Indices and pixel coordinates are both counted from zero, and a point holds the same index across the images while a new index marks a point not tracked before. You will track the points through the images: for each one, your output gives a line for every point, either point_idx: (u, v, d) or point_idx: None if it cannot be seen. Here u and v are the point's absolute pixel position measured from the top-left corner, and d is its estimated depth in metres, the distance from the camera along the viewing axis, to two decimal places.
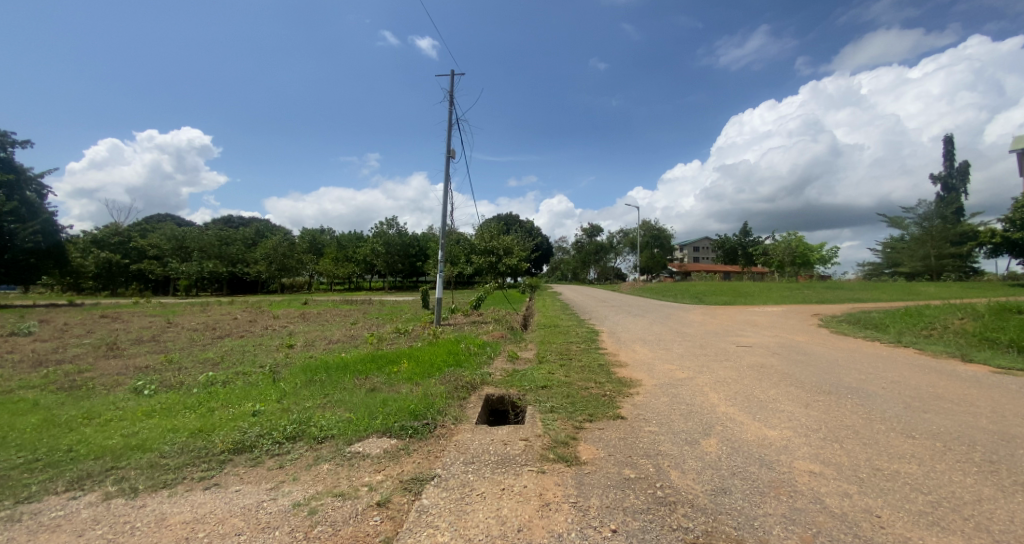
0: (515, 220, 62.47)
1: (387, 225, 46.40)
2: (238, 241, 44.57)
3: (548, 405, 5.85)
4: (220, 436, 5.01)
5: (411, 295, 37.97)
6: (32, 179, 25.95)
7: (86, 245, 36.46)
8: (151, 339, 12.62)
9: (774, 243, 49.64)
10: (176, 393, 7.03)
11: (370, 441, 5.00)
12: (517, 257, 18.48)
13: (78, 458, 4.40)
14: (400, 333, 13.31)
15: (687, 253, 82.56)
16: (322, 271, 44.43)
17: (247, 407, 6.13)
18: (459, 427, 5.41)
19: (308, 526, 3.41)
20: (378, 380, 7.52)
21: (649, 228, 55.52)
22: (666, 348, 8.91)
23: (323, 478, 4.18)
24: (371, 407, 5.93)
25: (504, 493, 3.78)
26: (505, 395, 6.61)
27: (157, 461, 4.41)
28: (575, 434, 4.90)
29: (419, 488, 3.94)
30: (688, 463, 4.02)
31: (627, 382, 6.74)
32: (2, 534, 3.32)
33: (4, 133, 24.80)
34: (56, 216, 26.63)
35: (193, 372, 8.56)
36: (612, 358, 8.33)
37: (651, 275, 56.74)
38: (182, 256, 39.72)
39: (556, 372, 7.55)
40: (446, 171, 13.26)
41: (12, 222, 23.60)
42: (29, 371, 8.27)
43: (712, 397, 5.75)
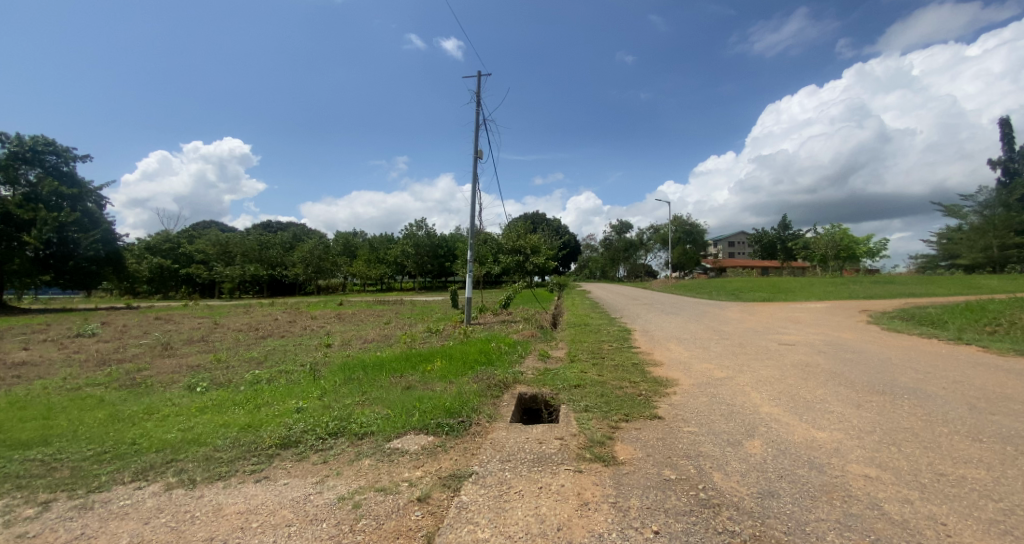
0: (543, 220, 62.20)
1: (417, 226, 47.11)
2: (278, 245, 46.33)
3: (582, 405, 5.80)
4: (268, 431, 5.22)
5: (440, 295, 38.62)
6: (93, 192, 27.62)
7: (140, 251, 39.32)
8: (201, 339, 13.29)
9: (816, 236, 47.62)
10: (225, 390, 7.37)
11: (408, 437, 5.09)
12: (545, 256, 18.35)
13: (141, 451, 4.67)
14: (432, 333, 13.47)
15: (722, 248, 80.26)
16: (355, 273, 45.59)
17: (290, 404, 6.37)
18: (494, 425, 5.43)
19: (352, 520, 3.50)
20: (413, 379, 7.65)
21: (681, 224, 54.18)
22: (703, 347, 8.69)
23: (365, 473, 4.28)
24: (408, 405, 6.04)
25: (543, 491, 3.77)
26: (537, 394, 6.59)
27: (211, 454, 4.63)
28: (611, 434, 4.84)
29: (458, 484, 3.99)
30: (732, 465, 3.91)
31: (663, 381, 6.60)
32: (76, 520, 3.52)
33: (67, 148, 26.51)
34: (113, 225, 28.08)
35: (239, 370, 8.95)
36: (647, 357, 8.16)
37: (684, 271, 55.51)
38: (226, 261, 41.63)
39: (588, 371, 7.48)
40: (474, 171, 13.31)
41: (75, 231, 25.68)
42: (90, 369, 8.85)
43: (754, 398, 5.56)
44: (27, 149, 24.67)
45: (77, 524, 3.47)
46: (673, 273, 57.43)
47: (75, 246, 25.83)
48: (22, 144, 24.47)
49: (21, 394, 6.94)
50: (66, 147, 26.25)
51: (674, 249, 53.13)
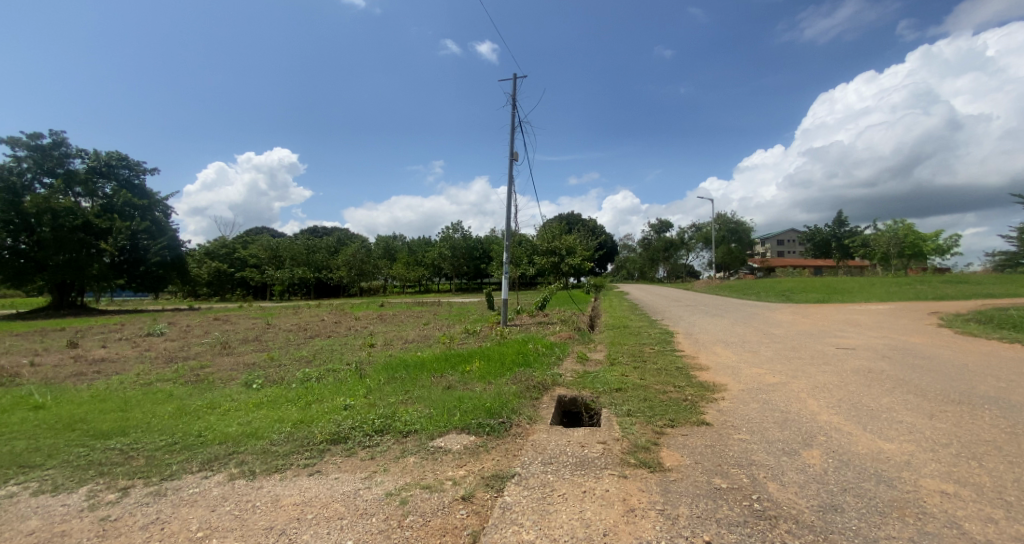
0: (579, 220, 61.65)
1: (453, 229, 47.76)
2: (323, 249, 48.00)
3: (625, 409, 5.70)
4: (319, 427, 5.42)
5: (473, 296, 40.70)
6: (160, 202, 29.64)
7: (201, 256, 42.07)
8: (256, 339, 13.95)
9: (875, 233, 44.79)
10: (279, 387, 7.71)
11: (451, 437, 5.15)
12: (581, 257, 18.07)
13: (206, 443, 4.96)
14: (469, 334, 13.59)
15: (770, 247, 76.94)
16: (395, 275, 46.65)
17: (339, 401, 6.60)
18: (535, 427, 5.41)
19: (400, 516, 3.58)
20: (453, 379, 7.75)
21: (724, 222, 52.28)
22: (752, 351, 8.35)
23: (411, 470, 4.37)
24: (450, 404, 6.12)
25: (587, 495, 3.73)
26: (577, 397, 6.52)
27: (268, 448, 4.86)
28: (656, 439, 4.73)
29: (501, 485, 4.00)
30: (788, 475, 3.73)
31: (709, 386, 6.39)
32: (152, 505, 3.76)
33: (139, 162, 28.55)
34: (178, 233, 29.97)
35: (291, 368, 9.35)
36: (691, 361, 7.92)
37: (729, 271, 53.54)
38: (277, 264, 43.56)
39: (629, 374, 7.33)
40: (510, 173, 13.32)
41: (144, 240, 27.53)
42: (160, 366, 9.49)
43: (811, 405, 5.29)
44: (103, 163, 26.77)
45: (152, 509, 3.70)
46: (718, 274, 55.48)
47: (145, 252, 27.72)
48: (98, 160, 26.57)
49: (101, 387, 7.52)
50: (137, 161, 28.29)
51: (717, 247, 51.33)
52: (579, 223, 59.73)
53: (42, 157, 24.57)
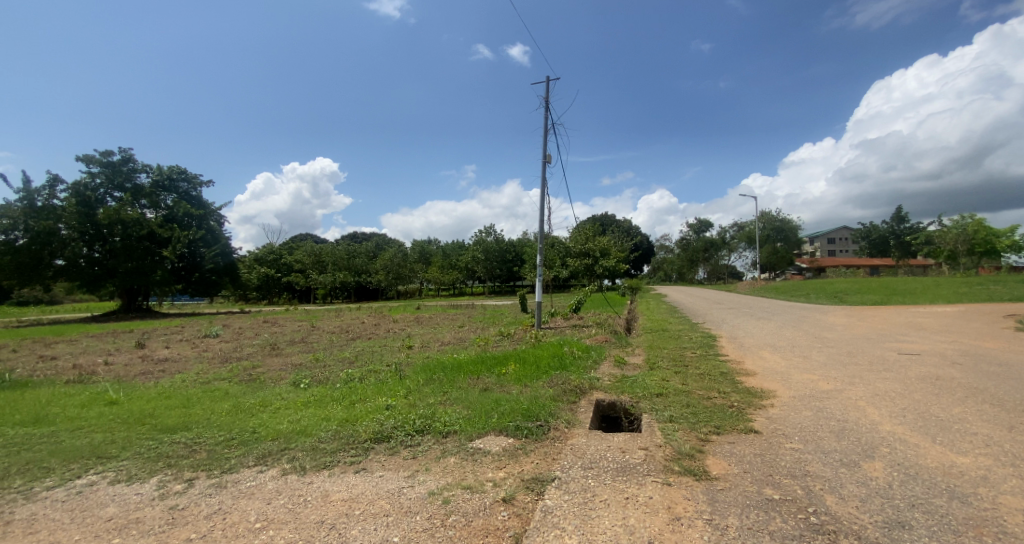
0: (614, 221, 60.81)
1: (486, 232, 48.11)
2: (364, 255, 48.83)
3: (667, 414, 5.58)
4: (363, 426, 5.58)
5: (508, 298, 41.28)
6: (214, 213, 31.26)
7: (250, 262, 44.11)
8: (301, 341, 14.52)
9: (940, 230, 41.80)
10: (324, 387, 7.99)
11: (490, 438, 5.19)
12: (616, 258, 17.76)
13: (261, 439, 5.20)
14: (504, 336, 13.66)
15: (819, 246, 73.55)
16: (431, 278, 47.49)
17: (382, 401, 6.75)
18: (574, 431, 5.38)
19: (443, 515, 3.63)
20: (489, 381, 7.81)
21: (769, 220, 50.21)
22: (803, 356, 8.00)
23: (452, 470, 4.43)
24: (487, 406, 6.16)
25: (629, 502, 3.66)
26: (616, 401, 6.43)
27: (317, 445, 5.04)
28: (701, 447, 4.60)
29: (542, 488, 3.99)
30: (849, 488, 3.55)
31: (757, 392, 6.16)
32: (214, 496, 3.97)
33: (196, 175, 30.23)
34: (230, 241, 31.48)
35: (334, 369, 9.64)
36: (736, 366, 7.65)
37: (774, 271, 51.40)
38: (320, 269, 45.13)
39: (670, 379, 7.16)
40: (543, 176, 13.27)
41: (200, 248, 29.07)
42: (216, 366, 10.02)
43: (871, 414, 5.01)
44: (166, 177, 28.48)
45: (214, 500, 3.90)
46: (762, 274, 53.37)
47: (201, 260, 29.28)
48: (161, 173, 28.29)
49: (165, 385, 8.00)
50: (195, 174, 29.93)
51: (762, 247, 49.28)
52: (614, 224, 59.01)
53: (113, 173, 26.39)
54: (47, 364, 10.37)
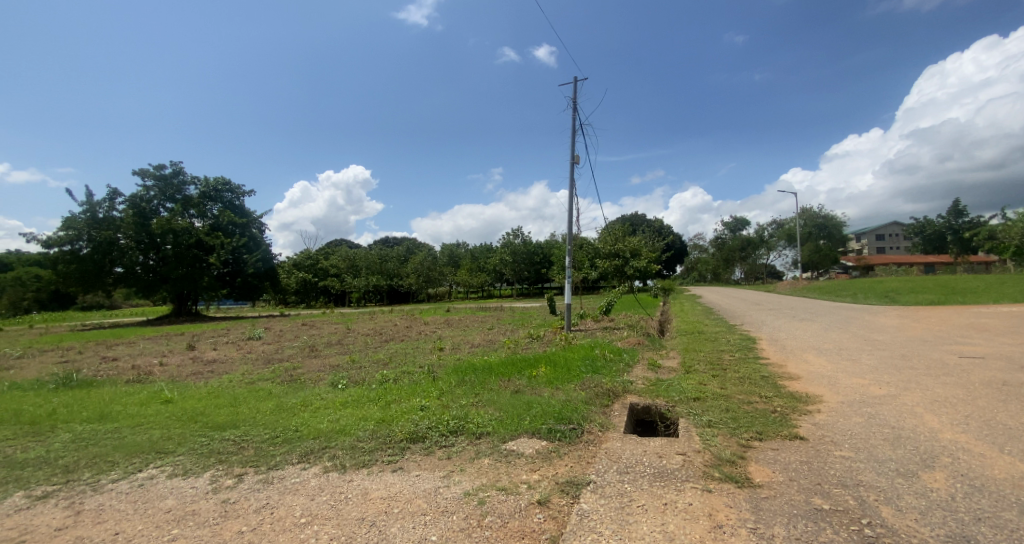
0: (644, 221, 59.85)
1: (513, 235, 48.07)
2: (395, 258, 49.96)
3: (705, 419, 5.44)
4: (398, 426, 5.68)
5: (539, 300, 41.24)
6: (256, 221, 32.48)
7: (289, 267, 45.69)
8: (339, 342, 14.97)
9: (1004, 224, 39.05)
10: (360, 387, 8.19)
11: (523, 440, 5.19)
12: (646, 259, 17.44)
13: (303, 437, 5.37)
14: (534, 339, 13.62)
15: (868, 243, 70.29)
16: (459, 281, 47.93)
17: (416, 402, 6.85)
18: (607, 434, 5.32)
19: (479, 515, 3.66)
20: (521, 383, 7.82)
21: (810, 217, 48.36)
22: (852, 359, 7.63)
23: (486, 471, 4.45)
24: (519, 409, 6.16)
25: (668, 508, 3.60)
26: (651, 405, 6.29)
27: (356, 444, 5.17)
28: (742, 453, 4.47)
29: (577, 491, 3.96)
30: (905, 499, 3.37)
31: (801, 397, 5.92)
32: (262, 491, 4.12)
33: (240, 186, 31.51)
34: (271, 247, 32.61)
35: (370, 370, 9.87)
36: (778, 369, 7.38)
37: (817, 271, 49.39)
38: (354, 273, 46.31)
39: (708, 383, 6.98)
40: (571, 177, 13.17)
41: (242, 254, 30.16)
42: (260, 366, 10.44)
43: (930, 421, 4.74)
44: (212, 188, 29.79)
45: (262, 495, 4.05)
46: (804, 274, 51.38)
47: (244, 265, 30.38)
48: (208, 185, 29.61)
49: (214, 385, 8.38)
50: (238, 185, 31.21)
51: (804, 246, 47.45)
52: (644, 224, 58.12)
53: (165, 186, 27.83)
54: (109, 365, 11.08)
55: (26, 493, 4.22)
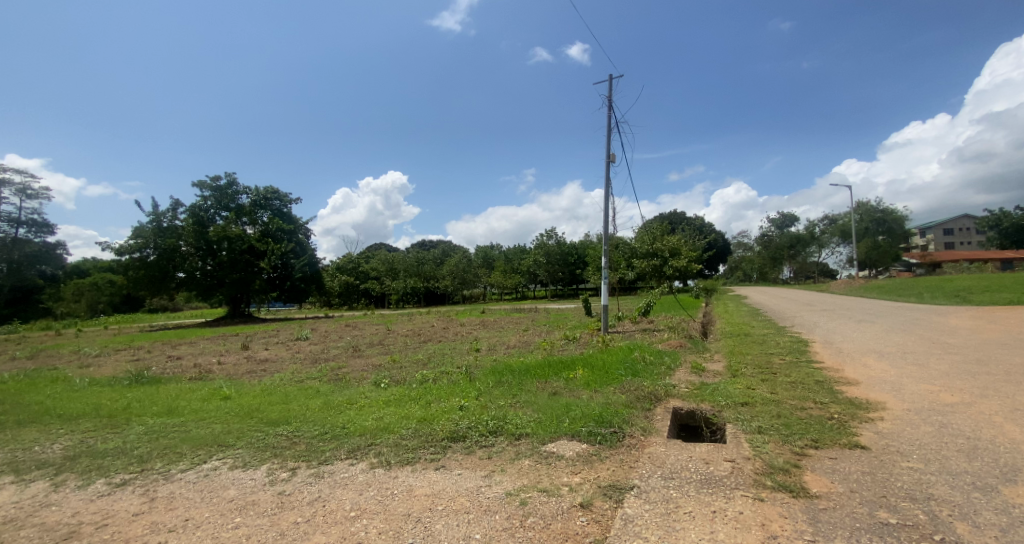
0: (684, 219, 58.12)
1: (547, 235, 47.60)
2: (431, 261, 50.96)
3: (754, 425, 5.24)
4: (439, 425, 5.76)
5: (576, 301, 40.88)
6: (302, 227, 33.64)
7: (333, 271, 47.42)
8: (381, 342, 15.40)
9: None
10: (401, 387, 8.36)
11: (563, 442, 5.15)
12: (686, 258, 16.95)
13: (350, 434, 5.52)
14: (571, 340, 13.50)
15: (934, 238, 65.72)
16: (493, 283, 48.56)
17: (455, 402, 6.92)
18: (650, 439, 5.19)
19: (522, 516, 3.65)
20: (558, 385, 7.76)
21: (867, 211, 45.42)
22: (918, 364, 7.13)
23: (527, 472, 4.43)
24: (558, 411, 6.10)
25: (717, 516, 3.48)
26: (695, 410, 6.11)
27: (399, 441, 5.27)
28: (796, 461, 4.26)
29: (620, 496, 3.89)
30: (984, 516, 3.13)
31: (861, 404, 5.59)
32: (313, 485, 4.27)
33: (287, 194, 32.78)
34: (316, 252, 33.63)
35: (410, 370, 10.06)
36: (834, 374, 7.00)
37: (875, 268, 45.66)
38: (393, 275, 47.47)
39: (757, 388, 6.72)
40: (607, 176, 12.98)
41: (290, 258, 31.16)
42: (308, 365, 10.86)
43: (1011, 432, 4.37)
44: (262, 197, 31.17)
45: (314, 488, 4.19)
46: (861, 271, 48.50)
47: (291, 269, 31.38)
48: (259, 194, 31.00)
49: (267, 383, 8.76)
50: (285, 193, 32.48)
51: (860, 242, 44.78)
52: (684, 223, 56.62)
53: (221, 196, 29.31)
54: (173, 363, 11.81)
55: (107, 481, 4.53)
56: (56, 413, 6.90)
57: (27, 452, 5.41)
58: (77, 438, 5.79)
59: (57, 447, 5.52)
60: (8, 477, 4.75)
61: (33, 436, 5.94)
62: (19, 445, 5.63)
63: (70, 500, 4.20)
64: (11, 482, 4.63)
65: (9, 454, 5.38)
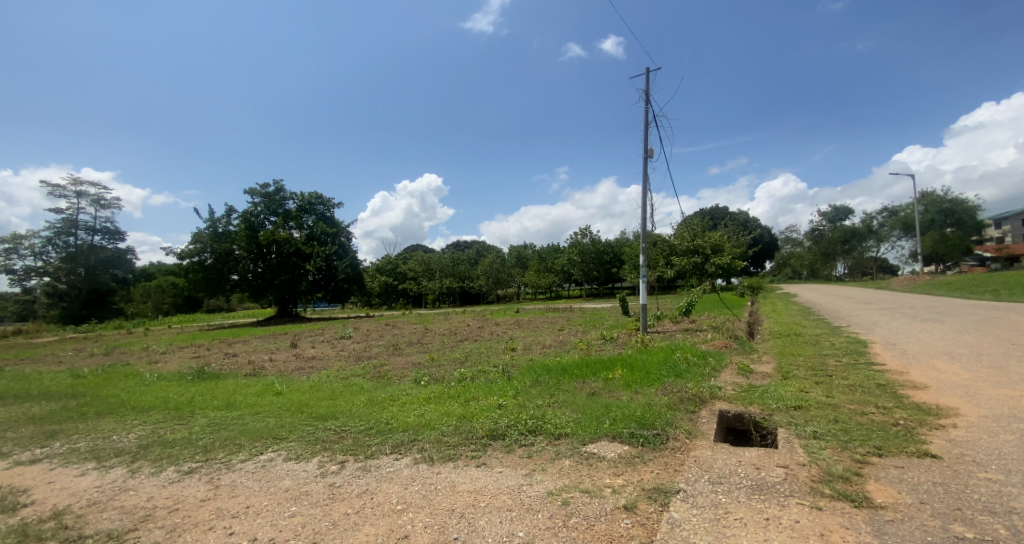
0: (726, 215, 56.05)
1: (581, 234, 46.90)
2: (465, 262, 51.48)
3: (809, 430, 4.97)
4: (479, 423, 5.77)
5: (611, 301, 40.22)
6: (344, 230, 34.51)
7: (372, 272, 48.66)
8: (418, 341, 15.65)
9: None
10: (441, 384, 8.45)
11: (604, 443, 5.05)
12: (730, 255, 16.34)
13: (393, 430, 5.61)
14: (607, 340, 13.29)
15: (1011, 229, 60.27)
16: (527, 282, 48.60)
17: (494, 400, 6.93)
18: (695, 442, 5.02)
19: (564, 516, 3.59)
20: (597, 385, 7.64)
21: (933, 202, 42.10)
22: (995, 368, 6.58)
23: (568, 472, 4.37)
24: (598, 412, 6.00)
25: (771, 524, 3.31)
26: (743, 413, 5.86)
27: (441, 437, 5.32)
28: (857, 469, 4.01)
29: (665, 499, 3.78)
30: None
31: (930, 410, 5.21)
32: (362, 478, 4.37)
33: (330, 199, 33.73)
34: (357, 254, 34.43)
35: (448, 368, 10.14)
36: (898, 377, 6.56)
37: (944, 262, 42.38)
38: (429, 275, 48.20)
39: (811, 391, 6.39)
40: (645, 173, 12.66)
41: (333, 260, 31.98)
42: (351, 363, 11.16)
43: None
44: (307, 202, 32.28)
45: (362, 481, 4.29)
46: (926, 266, 45.15)
47: (335, 271, 32.22)
48: (304, 199, 32.14)
49: (314, 379, 9.06)
50: (328, 198, 33.46)
51: (926, 235, 41.61)
52: (727, 218, 54.64)
53: (270, 202, 30.58)
54: (229, 360, 12.46)
55: (176, 468, 4.80)
56: (130, 405, 7.39)
57: (105, 440, 5.80)
58: (149, 428, 6.16)
59: (132, 437, 5.88)
60: (90, 463, 5.11)
61: (111, 426, 6.36)
62: (99, 434, 6.05)
63: (145, 485, 4.46)
64: (94, 468, 4.96)
65: (91, 442, 5.79)
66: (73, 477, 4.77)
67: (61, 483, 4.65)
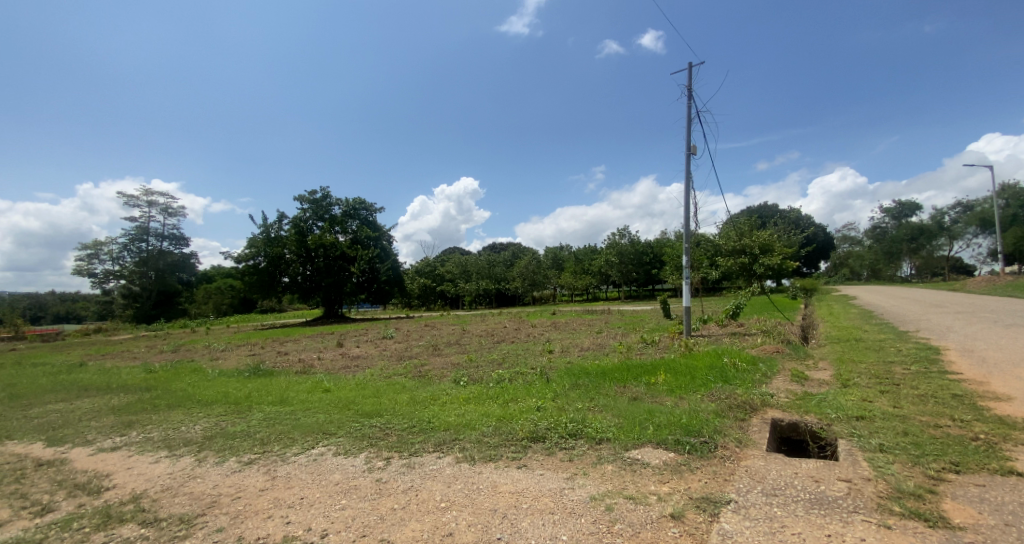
0: (776, 213, 53.47)
1: (620, 234, 45.91)
2: (501, 263, 51.63)
3: (873, 442, 4.64)
4: (519, 424, 5.72)
5: (650, 303, 39.15)
6: (386, 234, 35.26)
7: (412, 274, 49.59)
8: (456, 342, 15.79)
9: None
10: (479, 385, 8.45)
11: (647, 450, 4.89)
12: (780, 255, 15.53)
13: (435, 428, 5.66)
14: (649, 344, 12.96)
15: None
16: (563, 284, 48.22)
17: (533, 402, 6.86)
18: (747, 451, 4.78)
19: (608, 521, 3.50)
20: (638, 390, 7.44)
21: (1015, 195, 38.28)
22: None
23: (611, 478, 4.25)
24: (641, 417, 5.83)
25: (834, 541, 3.09)
26: (799, 422, 5.53)
27: (482, 438, 5.31)
28: (931, 487, 3.68)
29: (716, 509, 3.60)
30: None
31: (1015, 424, 4.75)
32: (406, 475, 4.41)
33: (373, 204, 34.59)
34: (398, 257, 35.12)
35: (486, 369, 10.12)
36: (976, 388, 6.02)
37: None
38: (466, 277, 48.59)
39: (874, 400, 5.97)
40: (688, 171, 12.24)
41: (376, 263, 32.74)
42: (391, 363, 11.34)
43: None
44: (351, 207, 33.28)
45: (407, 478, 4.33)
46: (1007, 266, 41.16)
47: (377, 274, 33.00)
48: (349, 204, 33.16)
49: (357, 378, 9.28)
50: (371, 203, 34.34)
51: (1007, 232, 37.89)
52: (777, 216, 52.05)
53: (317, 208, 31.81)
54: (280, 358, 13.00)
55: (238, 459, 5.01)
56: (195, 398, 7.82)
57: (175, 431, 6.15)
58: (212, 420, 6.48)
59: (197, 428, 6.22)
60: (162, 451, 5.42)
61: (179, 417, 6.75)
62: (169, 424, 6.43)
63: (211, 473, 4.68)
64: (166, 456, 5.26)
65: (162, 432, 6.16)
66: (149, 464, 5.07)
67: (138, 469, 4.95)
